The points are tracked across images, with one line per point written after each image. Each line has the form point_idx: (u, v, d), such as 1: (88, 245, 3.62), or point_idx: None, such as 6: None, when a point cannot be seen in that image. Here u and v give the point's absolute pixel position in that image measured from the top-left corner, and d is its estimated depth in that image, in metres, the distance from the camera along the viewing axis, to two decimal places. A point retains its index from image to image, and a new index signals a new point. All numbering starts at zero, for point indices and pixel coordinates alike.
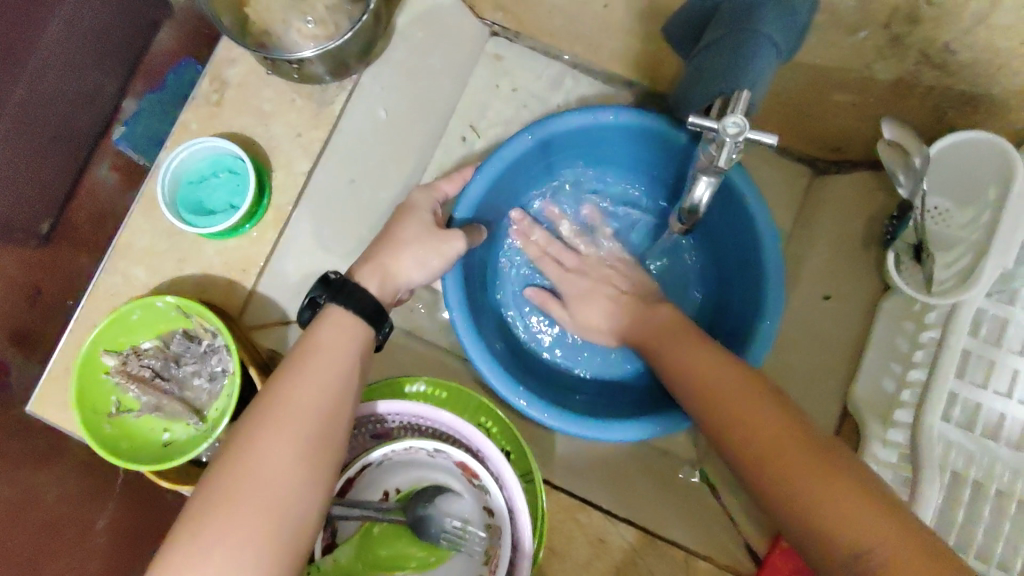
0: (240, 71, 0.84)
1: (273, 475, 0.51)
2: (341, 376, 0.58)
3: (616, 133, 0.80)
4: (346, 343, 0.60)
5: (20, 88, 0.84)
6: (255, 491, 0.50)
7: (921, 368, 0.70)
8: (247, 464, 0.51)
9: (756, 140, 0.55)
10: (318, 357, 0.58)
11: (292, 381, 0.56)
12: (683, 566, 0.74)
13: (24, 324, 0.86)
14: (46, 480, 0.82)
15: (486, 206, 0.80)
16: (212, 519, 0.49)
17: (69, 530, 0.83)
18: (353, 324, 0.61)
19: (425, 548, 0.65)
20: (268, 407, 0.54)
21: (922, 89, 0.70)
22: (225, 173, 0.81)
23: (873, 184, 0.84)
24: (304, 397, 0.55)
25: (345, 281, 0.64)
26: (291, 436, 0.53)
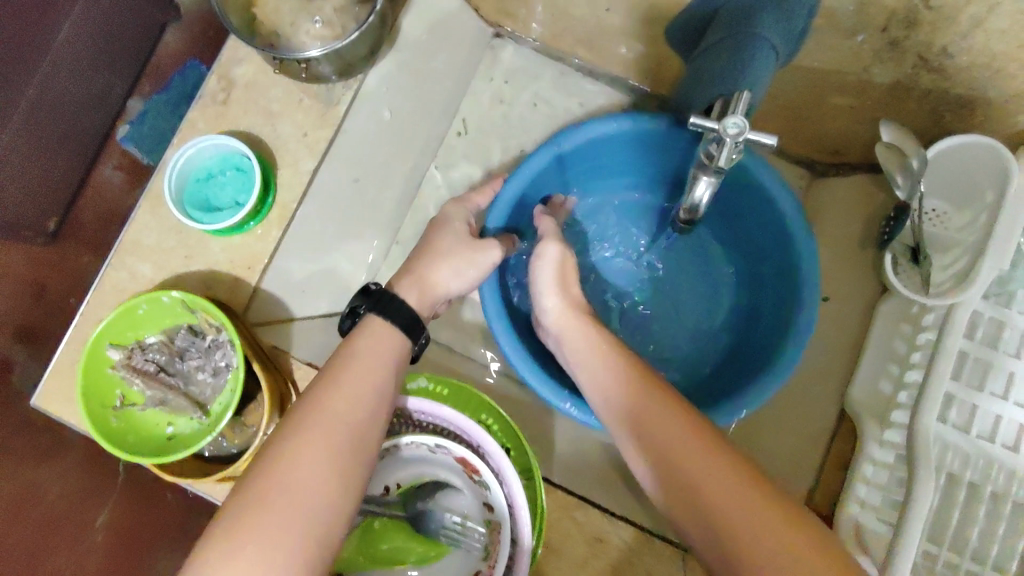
0: (247, 71, 0.85)
1: (310, 481, 0.50)
2: (380, 388, 0.57)
3: (639, 141, 0.80)
4: (384, 351, 0.60)
5: (31, 89, 0.86)
6: (291, 496, 0.49)
7: (919, 369, 0.70)
8: (283, 468, 0.49)
9: (756, 141, 0.56)
10: (358, 363, 0.57)
11: (331, 388, 0.55)
12: (681, 565, 0.75)
13: (32, 321, 0.87)
14: (46, 476, 0.83)
15: (514, 216, 0.79)
16: (246, 518, 0.47)
17: (67, 527, 0.83)
18: (389, 334, 0.61)
19: (424, 543, 0.66)
20: (308, 408, 0.53)
21: (920, 92, 0.71)
22: (231, 171, 0.82)
23: (872, 188, 0.85)
24: (344, 402, 0.54)
25: (384, 292, 0.64)
26: (328, 444, 0.51)
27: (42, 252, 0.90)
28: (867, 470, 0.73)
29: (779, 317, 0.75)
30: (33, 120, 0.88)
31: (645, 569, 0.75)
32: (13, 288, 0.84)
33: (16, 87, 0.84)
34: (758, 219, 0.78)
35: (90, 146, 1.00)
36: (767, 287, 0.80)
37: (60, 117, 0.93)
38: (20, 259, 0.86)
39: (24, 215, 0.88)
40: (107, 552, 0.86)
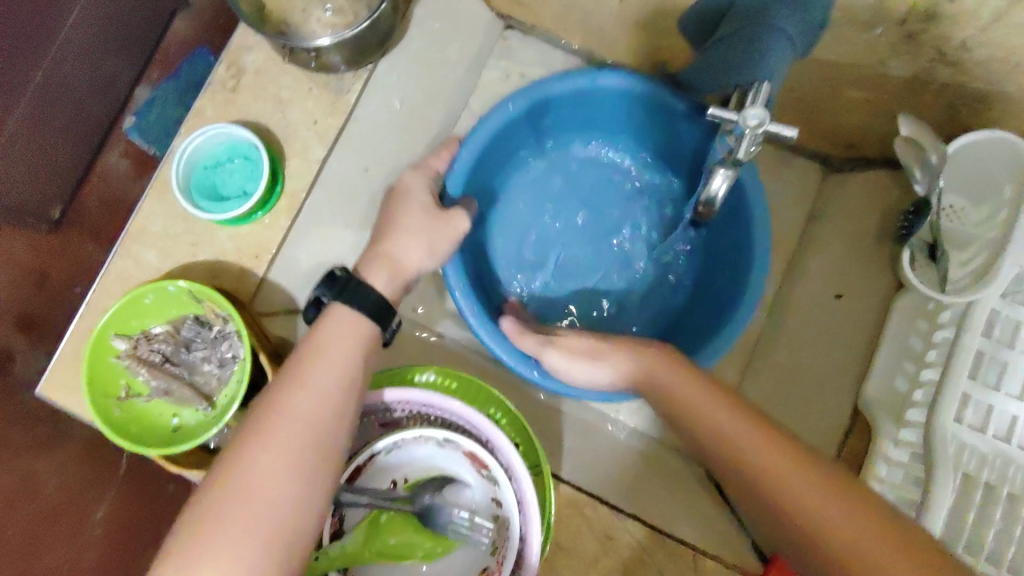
0: (257, 58, 0.85)
1: (270, 486, 0.50)
2: (343, 385, 0.57)
3: (609, 100, 0.81)
4: (349, 343, 0.59)
5: (38, 73, 0.85)
6: (255, 503, 0.49)
7: (934, 367, 0.69)
8: (246, 475, 0.50)
9: (775, 132, 0.55)
10: (321, 357, 0.58)
11: (293, 388, 0.55)
12: (691, 566, 0.74)
13: (31, 307, 0.86)
14: (46, 468, 0.82)
15: (475, 175, 0.79)
16: (211, 522, 0.49)
17: (66, 520, 0.83)
18: (356, 322, 0.61)
19: (432, 539, 0.64)
20: (267, 410, 0.54)
21: (936, 87, 0.69)
22: (240, 159, 0.82)
23: (887, 181, 0.84)
24: (304, 400, 0.54)
25: (350, 279, 0.63)
26: (291, 445, 0.52)
27: (45, 242, 0.89)
28: (880, 469, 0.71)
29: (736, 271, 0.76)
30: (39, 105, 0.86)
31: (656, 568, 0.75)
32: (15, 272, 0.83)
33: (25, 71, 0.83)
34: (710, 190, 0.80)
35: (95, 134, 0.98)
36: (720, 242, 0.81)
37: (65, 104, 0.91)
38: (23, 247, 0.85)
39: (26, 201, 0.86)
40: (105, 544, 0.87)
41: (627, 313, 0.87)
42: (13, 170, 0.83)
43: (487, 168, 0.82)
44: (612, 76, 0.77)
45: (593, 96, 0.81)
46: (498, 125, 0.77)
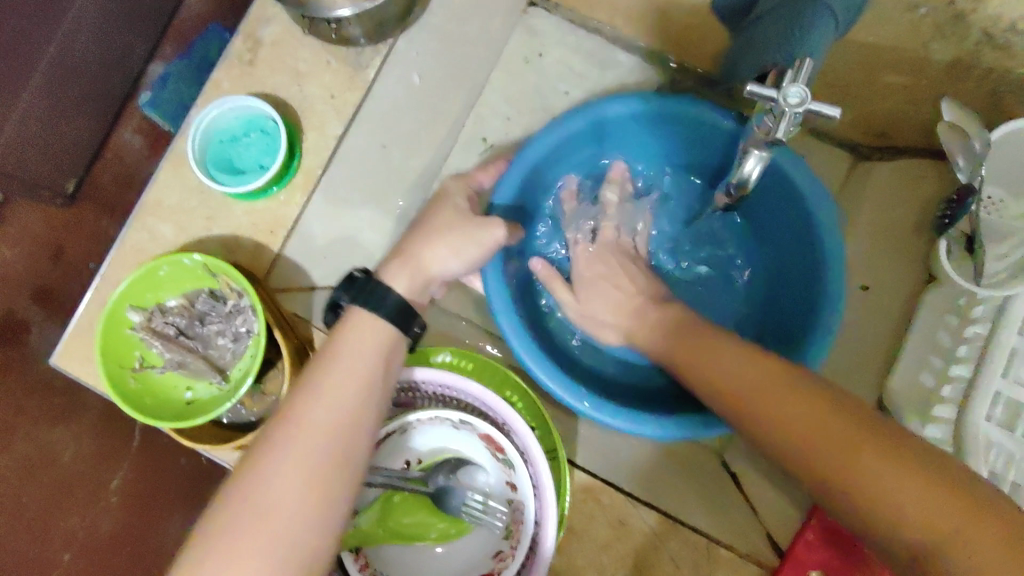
0: (274, 30, 0.83)
1: (286, 497, 0.49)
2: (361, 391, 0.54)
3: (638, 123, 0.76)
4: (367, 350, 0.56)
5: (51, 48, 0.84)
6: (269, 511, 0.48)
7: (965, 363, 0.67)
8: (261, 484, 0.49)
9: (816, 111, 0.53)
10: (342, 363, 0.55)
11: (308, 395, 0.53)
12: (705, 553, 0.74)
13: (44, 280, 0.92)
14: (61, 438, 0.88)
15: (526, 195, 0.75)
16: (228, 536, 0.48)
17: (82, 489, 0.88)
18: (376, 325, 0.58)
19: (446, 520, 0.63)
20: (283, 417, 0.52)
21: (981, 71, 0.66)
22: (256, 133, 0.80)
23: (927, 170, 0.81)
24: (321, 410, 0.52)
25: (368, 280, 0.60)
26: (306, 456, 0.50)
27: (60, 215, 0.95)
28: None
29: (802, 301, 0.71)
30: (55, 79, 0.86)
31: (669, 555, 0.74)
32: (33, 246, 0.93)
33: (37, 44, 0.82)
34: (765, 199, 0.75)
35: (111, 108, 0.99)
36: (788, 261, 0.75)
37: (79, 78, 0.90)
38: (36, 220, 0.93)
39: (41, 175, 0.90)
40: (121, 513, 0.90)
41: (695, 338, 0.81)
42: (27, 148, 0.86)
43: (534, 191, 0.78)
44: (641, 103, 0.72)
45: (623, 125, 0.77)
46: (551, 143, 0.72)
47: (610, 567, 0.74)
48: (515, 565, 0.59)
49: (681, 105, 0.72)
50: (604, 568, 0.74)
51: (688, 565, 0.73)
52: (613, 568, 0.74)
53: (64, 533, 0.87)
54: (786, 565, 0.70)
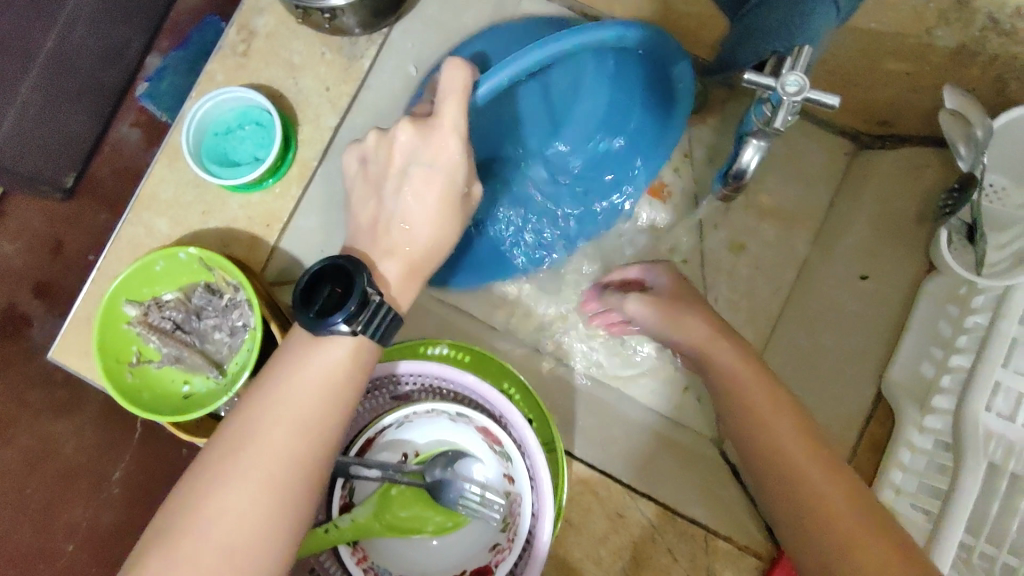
0: (269, 21, 0.82)
1: (245, 515, 0.49)
2: (328, 415, 0.53)
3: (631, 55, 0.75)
4: (331, 373, 0.54)
5: (50, 41, 0.83)
6: (216, 529, 0.49)
7: (965, 354, 0.67)
8: (218, 505, 0.49)
9: (816, 100, 0.52)
10: (304, 384, 0.53)
11: (270, 415, 0.52)
12: (703, 545, 0.74)
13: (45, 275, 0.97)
14: (63, 431, 0.91)
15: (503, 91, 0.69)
16: (186, 553, 0.48)
17: (84, 481, 0.91)
18: (358, 347, 0.54)
19: (444, 513, 0.63)
20: (242, 434, 0.51)
21: (985, 59, 0.66)
22: (251, 125, 0.80)
23: (928, 159, 0.79)
24: (279, 432, 0.51)
25: (377, 307, 0.54)
26: (266, 478, 0.50)
27: (61, 211, 0.99)
28: (904, 454, 0.70)
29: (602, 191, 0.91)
30: (53, 75, 0.85)
31: (667, 547, 0.74)
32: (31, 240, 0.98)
33: (37, 38, 0.81)
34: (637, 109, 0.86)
35: (107, 103, 0.99)
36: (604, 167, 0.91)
37: (75, 72, 0.89)
38: (36, 216, 0.99)
39: (43, 171, 0.92)
40: (122, 504, 0.91)
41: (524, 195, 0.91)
42: (24, 146, 0.85)
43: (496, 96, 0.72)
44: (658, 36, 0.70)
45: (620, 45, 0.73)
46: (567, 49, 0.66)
47: (608, 560, 0.74)
48: (512, 559, 0.60)
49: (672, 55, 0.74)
50: (602, 561, 0.74)
51: (685, 557, 0.73)
52: (610, 561, 0.74)
53: (66, 525, 0.91)
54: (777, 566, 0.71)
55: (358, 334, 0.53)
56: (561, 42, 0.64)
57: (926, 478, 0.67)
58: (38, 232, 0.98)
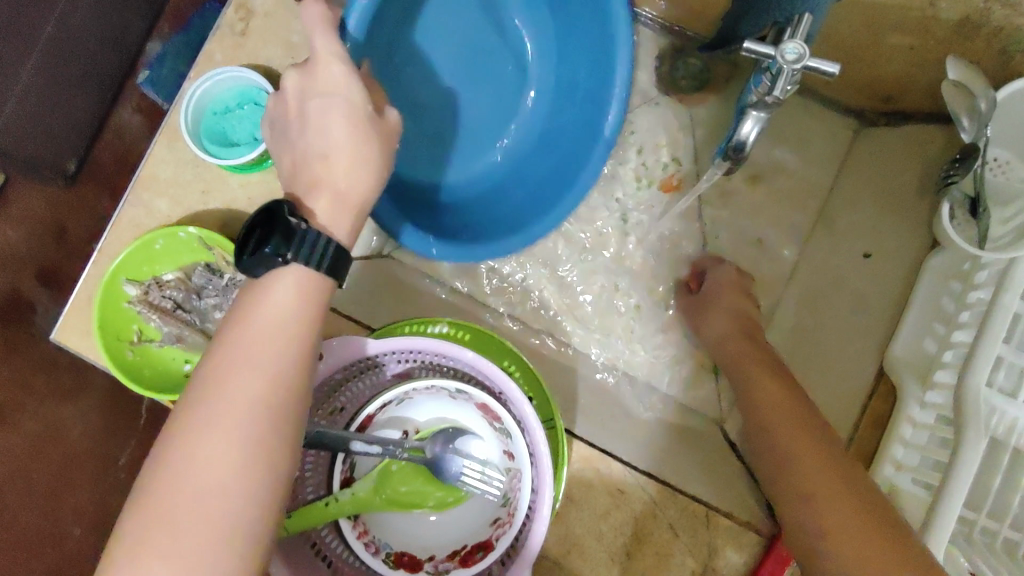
0: (266, 0, 0.82)
1: (219, 472, 0.46)
2: (293, 361, 0.50)
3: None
4: (291, 316, 0.52)
5: (49, 26, 0.84)
6: (188, 504, 0.45)
7: (967, 329, 0.66)
8: (187, 465, 0.46)
9: (815, 68, 0.51)
10: (264, 328, 0.51)
11: (235, 365, 0.50)
12: (704, 521, 0.74)
13: (49, 262, 0.96)
14: (71, 415, 0.93)
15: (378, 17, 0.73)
16: (160, 523, 0.45)
17: (91, 464, 0.93)
18: (311, 281, 0.54)
19: (444, 488, 0.64)
20: (209, 388, 0.49)
21: (989, 30, 0.65)
22: (249, 105, 0.79)
23: (933, 135, 0.80)
24: (243, 382, 0.49)
25: (302, 235, 0.54)
26: (236, 427, 0.47)
27: (63, 199, 0.97)
28: (906, 430, 0.70)
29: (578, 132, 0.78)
30: (53, 60, 0.86)
31: (668, 523, 0.74)
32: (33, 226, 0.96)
33: (37, 20, 0.82)
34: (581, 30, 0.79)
35: (109, 90, 0.98)
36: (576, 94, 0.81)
37: (77, 53, 0.89)
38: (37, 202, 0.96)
39: (42, 156, 0.91)
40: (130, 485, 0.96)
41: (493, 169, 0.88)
42: (28, 129, 0.86)
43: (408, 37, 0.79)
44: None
45: None
46: None
47: (608, 536, 0.74)
48: (512, 532, 0.60)
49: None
50: (603, 536, 0.74)
51: (686, 533, 0.74)
52: (611, 537, 0.74)
53: (74, 507, 0.93)
54: (766, 561, 0.71)
55: (288, 264, 0.53)
56: None
57: (928, 453, 0.66)
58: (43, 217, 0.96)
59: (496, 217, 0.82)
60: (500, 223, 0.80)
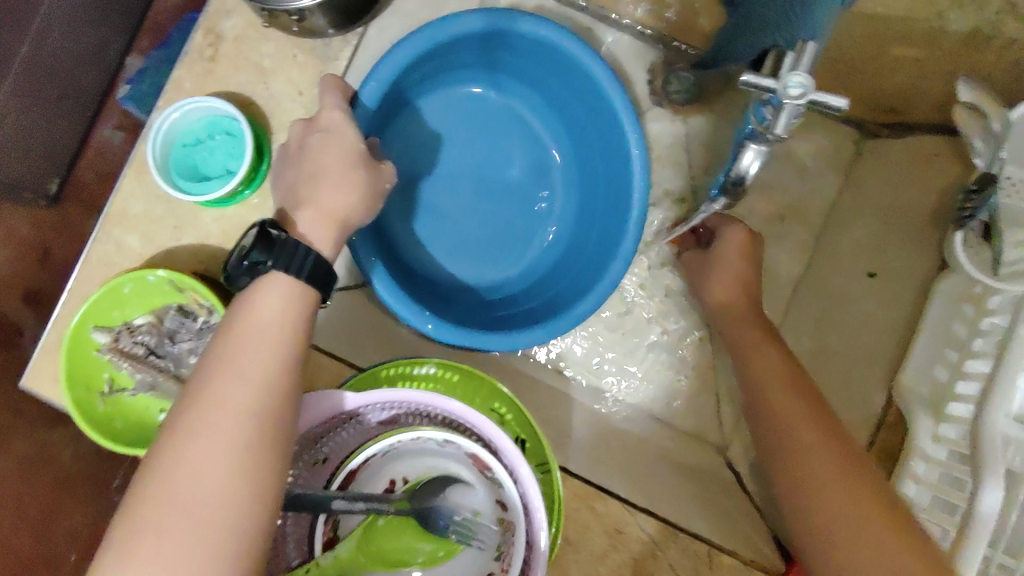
0: (236, 23, 0.78)
1: (201, 491, 0.43)
2: (275, 373, 0.49)
3: (537, 50, 0.78)
4: (276, 329, 0.51)
5: (25, 46, 0.79)
6: (166, 528, 0.42)
7: (983, 358, 0.62)
8: (162, 486, 0.43)
9: (821, 102, 0.48)
10: (246, 338, 0.49)
11: (219, 375, 0.47)
12: (706, 561, 0.71)
13: (36, 282, 0.89)
14: (61, 439, 0.84)
15: (389, 96, 0.75)
16: (138, 545, 0.41)
17: (82, 489, 0.84)
18: (294, 289, 0.53)
19: (434, 542, 0.59)
20: (189, 407, 0.46)
21: (1002, 42, 0.62)
22: (221, 135, 0.75)
23: (940, 149, 0.76)
24: (225, 397, 0.46)
25: (285, 242, 0.54)
26: (217, 441, 0.45)
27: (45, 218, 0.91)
28: (918, 465, 0.66)
29: (604, 214, 0.81)
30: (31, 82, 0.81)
31: (668, 564, 0.71)
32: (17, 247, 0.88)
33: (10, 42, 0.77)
34: (574, 99, 0.82)
35: (88, 107, 0.94)
36: (594, 166, 0.84)
37: (54, 76, 0.86)
38: (24, 224, 0.90)
39: (23, 177, 0.87)
40: None
41: (518, 254, 0.88)
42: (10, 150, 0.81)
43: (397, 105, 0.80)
44: (555, 32, 0.73)
45: (531, 47, 0.77)
46: (430, 46, 0.73)
47: None
48: None
49: (573, 46, 0.73)
50: None
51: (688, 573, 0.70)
52: None
53: (68, 532, 0.82)
54: None
55: (270, 271, 0.53)
56: (423, 39, 0.72)
57: (941, 492, 0.62)
58: (26, 239, 0.89)
59: (557, 296, 0.83)
60: (564, 298, 0.81)
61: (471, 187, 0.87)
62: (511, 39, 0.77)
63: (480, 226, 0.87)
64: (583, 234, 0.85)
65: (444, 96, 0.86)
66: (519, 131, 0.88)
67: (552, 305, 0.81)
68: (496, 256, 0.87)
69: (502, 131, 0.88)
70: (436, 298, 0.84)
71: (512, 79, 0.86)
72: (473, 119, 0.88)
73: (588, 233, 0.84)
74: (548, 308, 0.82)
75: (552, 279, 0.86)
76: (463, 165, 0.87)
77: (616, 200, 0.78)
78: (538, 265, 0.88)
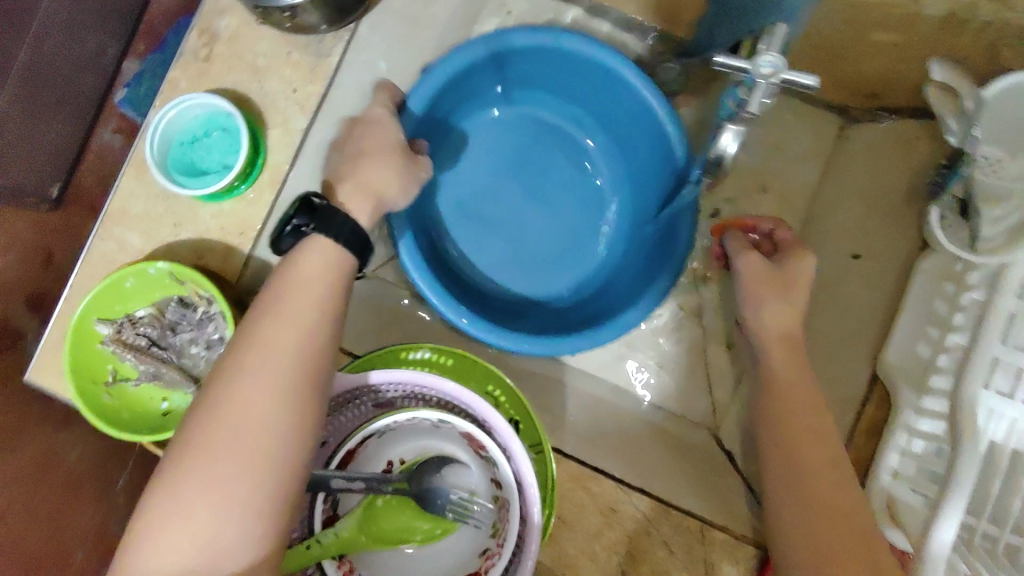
0: (230, 24, 0.80)
1: (246, 444, 0.48)
2: (312, 337, 0.53)
3: (557, 61, 0.81)
4: (317, 292, 0.55)
5: (23, 52, 0.82)
6: (214, 478, 0.47)
7: (962, 333, 0.64)
8: (213, 437, 0.48)
9: (793, 81, 0.50)
10: (290, 299, 0.54)
11: (266, 332, 0.52)
12: (699, 536, 0.72)
13: (39, 286, 0.87)
14: (67, 439, 0.84)
15: (432, 112, 0.79)
16: (189, 487, 0.47)
17: (89, 489, 0.85)
18: (335, 255, 0.57)
19: (431, 520, 0.61)
20: (239, 363, 0.51)
21: (977, 25, 0.63)
22: (217, 132, 0.77)
23: (917, 133, 0.78)
24: (271, 356, 0.51)
25: (325, 209, 0.58)
26: (264, 397, 0.49)
27: (47, 221, 0.89)
28: (901, 437, 0.68)
29: (655, 212, 0.83)
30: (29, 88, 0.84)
31: (661, 541, 0.72)
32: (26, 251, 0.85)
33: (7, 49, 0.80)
34: (605, 104, 0.84)
35: (88, 109, 0.95)
36: (639, 165, 0.86)
37: (53, 81, 0.88)
38: (27, 226, 0.85)
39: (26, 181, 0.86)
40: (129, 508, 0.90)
41: (578, 261, 0.90)
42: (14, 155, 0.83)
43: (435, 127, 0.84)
44: (571, 42, 0.76)
45: (547, 58, 0.80)
46: (456, 70, 0.77)
47: (602, 556, 0.72)
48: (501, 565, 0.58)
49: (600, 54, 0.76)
50: (596, 557, 0.72)
51: (681, 549, 0.72)
52: (605, 558, 0.72)
53: (76, 529, 0.83)
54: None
55: (310, 234, 0.58)
56: (450, 61, 0.75)
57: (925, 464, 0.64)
58: (32, 242, 0.86)
59: (615, 297, 0.85)
60: (622, 298, 0.83)
61: (519, 198, 0.90)
62: (522, 54, 0.80)
63: (536, 230, 0.89)
64: (637, 234, 0.88)
65: (473, 117, 0.90)
66: (552, 138, 0.91)
67: (612, 307, 0.83)
68: (552, 264, 0.90)
69: (537, 141, 0.91)
70: (496, 308, 0.86)
71: (538, 93, 0.90)
72: (507, 134, 0.91)
73: (641, 232, 0.86)
74: (607, 308, 0.84)
75: (609, 283, 0.88)
76: (503, 177, 0.90)
77: (666, 200, 0.80)
78: (595, 269, 0.90)
